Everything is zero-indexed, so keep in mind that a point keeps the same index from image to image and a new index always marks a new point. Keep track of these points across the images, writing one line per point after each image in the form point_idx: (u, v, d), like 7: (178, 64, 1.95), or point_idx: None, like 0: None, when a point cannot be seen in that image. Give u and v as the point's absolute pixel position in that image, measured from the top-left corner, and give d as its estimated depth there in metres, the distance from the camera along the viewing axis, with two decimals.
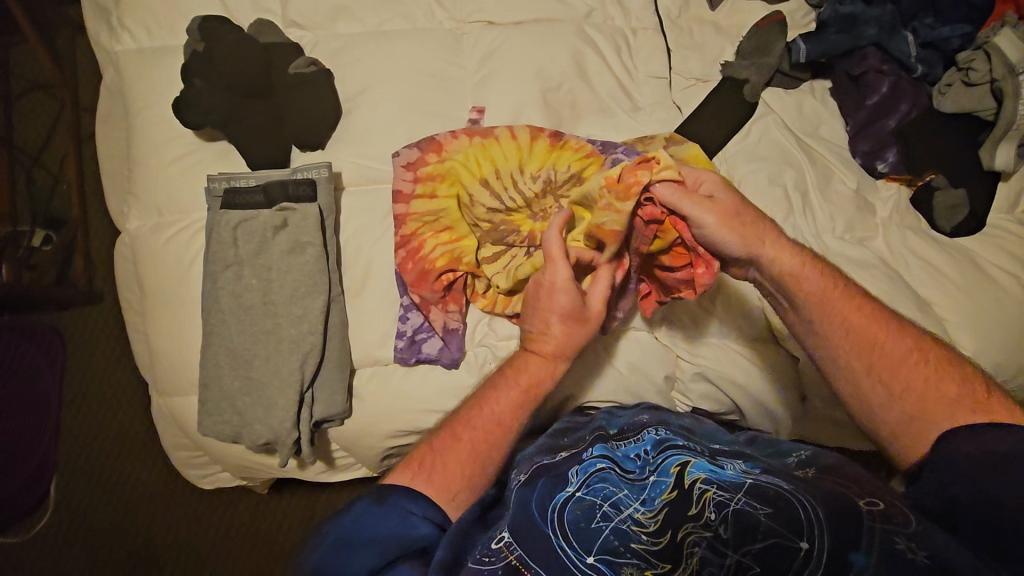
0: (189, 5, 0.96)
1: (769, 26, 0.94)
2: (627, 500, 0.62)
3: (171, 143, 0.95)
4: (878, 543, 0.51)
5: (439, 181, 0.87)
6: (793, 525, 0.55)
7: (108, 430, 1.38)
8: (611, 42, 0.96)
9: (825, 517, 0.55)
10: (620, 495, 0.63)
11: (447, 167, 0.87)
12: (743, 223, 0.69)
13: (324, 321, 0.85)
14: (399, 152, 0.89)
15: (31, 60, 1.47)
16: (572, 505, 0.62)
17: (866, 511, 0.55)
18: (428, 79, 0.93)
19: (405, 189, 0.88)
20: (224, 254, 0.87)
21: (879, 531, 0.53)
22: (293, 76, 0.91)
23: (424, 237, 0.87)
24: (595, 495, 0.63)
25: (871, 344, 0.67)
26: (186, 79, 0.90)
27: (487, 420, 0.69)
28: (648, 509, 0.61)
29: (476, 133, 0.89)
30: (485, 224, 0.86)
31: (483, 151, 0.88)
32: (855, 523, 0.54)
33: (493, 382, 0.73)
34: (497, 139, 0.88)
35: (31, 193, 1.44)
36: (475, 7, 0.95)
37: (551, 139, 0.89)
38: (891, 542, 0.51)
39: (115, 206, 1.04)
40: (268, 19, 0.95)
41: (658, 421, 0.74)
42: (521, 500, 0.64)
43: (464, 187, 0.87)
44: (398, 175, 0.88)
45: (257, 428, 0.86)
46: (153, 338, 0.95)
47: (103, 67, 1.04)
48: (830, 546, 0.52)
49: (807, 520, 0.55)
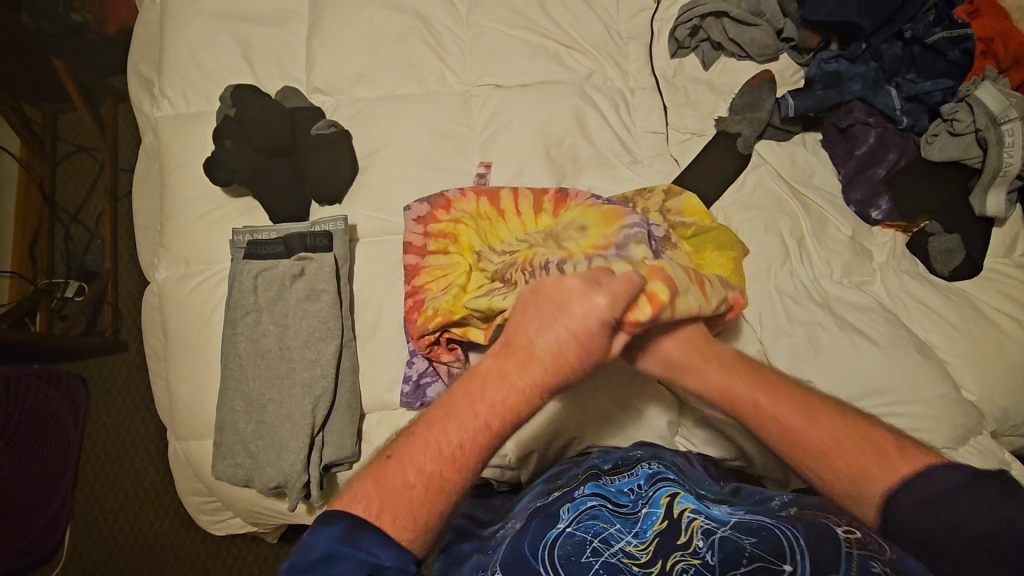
0: (223, 75, 1.05)
1: (759, 83, 1.00)
2: (618, 534, 0.64)
3: (202, 199, 1.02)
4: (855, 567, 0.52)
5: (451, 240, 0.89)
6: (777, 551, 0.56)
7: (124, 478, 1.40)
8: (611, 102, 1.03)
9: (807, 545, 0.56)
10: (611, 530, 0.64)
11: (450, 226, 0.90)
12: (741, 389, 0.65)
13: (336, 365, 0.89)
14: (409, 207, 0.92)
15: (76, 126, 1.59)
16: (562, 542, 0.63)
17: (844, 537, 0.57)
18: (437, 138, 1.00)
19: (416, 242, 0.90)
20: (245, 300, 0.92)
21: (856, 556, 0.54)
22: (315, 136, 0.98)
23: (431, 291, 0.87)
24: (585, 531, 0.64)
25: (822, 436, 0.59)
26: (218, 141, 0.99)
27: (469, 473, 0.57)
28: (640, 541, 0.63)
29: (484, 194, 0.92)
30: (494, 263, 0.87)
31: (498, 211, 0.91)
32: (835, 549, 0.55)
33: (465, 386, 0.60)
34: (503, 208, 0.91)
35: (66, 248, 1.53)
36: (483, 72, 1.03)
37: (556, 199, 0.90)
38: (867, 566, 0.52)
39: (146, 258, 1.10)
40: (295, 86, 1.04)
41: (652, 456, 0.76)
42: (513, 543, 0.65)
43: (474, 250, 0.89)
44: (408, 228, 0.91)
45: (269, 471, 0.88)
46: (174, 383, 0.99)
47: (144, 131, 1.13)
48: (813, 570, 0.54)
49: (790, 548, 0.56)
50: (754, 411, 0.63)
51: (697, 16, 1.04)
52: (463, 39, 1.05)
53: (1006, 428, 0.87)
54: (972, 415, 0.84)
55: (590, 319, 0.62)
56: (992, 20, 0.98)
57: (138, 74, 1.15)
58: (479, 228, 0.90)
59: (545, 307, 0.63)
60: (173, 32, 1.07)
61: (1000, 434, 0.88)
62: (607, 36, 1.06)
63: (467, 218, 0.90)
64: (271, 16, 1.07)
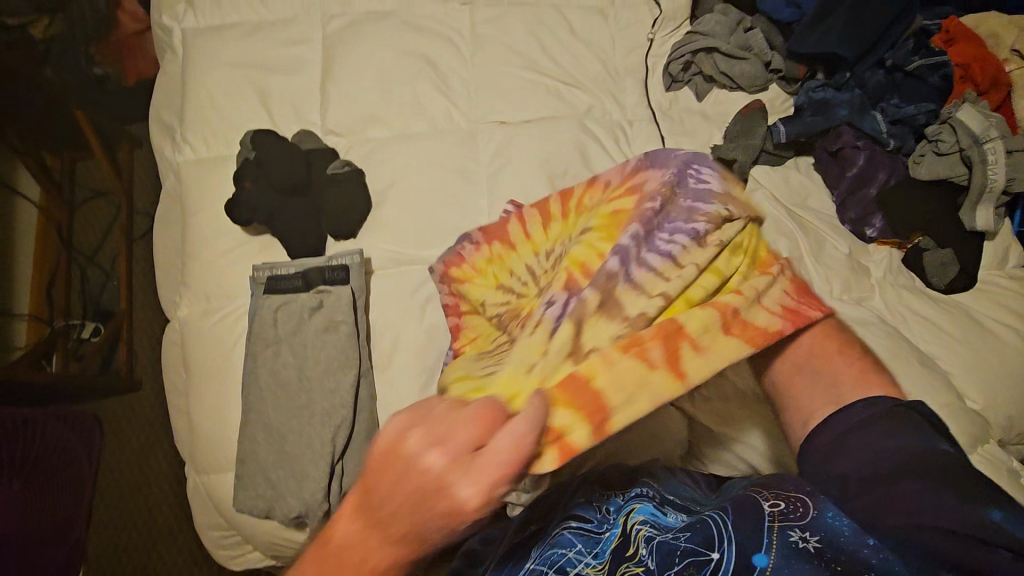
0: (242, 121, 1.11)
1: (751, 113, 1.05)
2: (577, 558, 0.67)
3: (222, 238, 1.06)
4: (776, 542, 0.57)
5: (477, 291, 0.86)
6: (707, 541, 0.60)
7: (138, 517, 1.42)
8: (610, 134, 1.08)
9: (733, 529, 0.60)
10: (570, 555, 0.68)
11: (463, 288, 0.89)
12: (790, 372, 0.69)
13: (354, 394, 0.92)
14: (432, 268, 0.94)
15: (94, 173, 1.66)
16: None
17: (768, 513, 0.60)
18: (447, 173, 1.04)
19: (451, 303, 0.91)
20: (266, 333, 0.96)
21: (775, 528, 0.58)
22: (330, 176, 1.03)
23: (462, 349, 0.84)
24: (545, 564, 0.68)
25: (811, 353, 0.70)
26: (238, 182, 1.03)
27: None
28: (597, 562, 0.66)
29: (496, 240, 0.88)
30: (495, 312, 0.82)
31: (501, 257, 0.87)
32: (757, 526, 0.59)
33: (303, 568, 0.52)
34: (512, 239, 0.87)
35: (84, 290, 1.57)
36: (488, 110, 1.09)
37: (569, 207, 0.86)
38: (787, 538, 0.57)
39: (167, 296, 1.14)
40: (310, 129, 1.10)
41: (622, 478, 0.78)
42: None
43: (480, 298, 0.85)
44: (439, 289, 0.93)
45: (289, 501, 0.90)
46: (195, 416, 1.01)
47: (164, 176, 1.19)
48: (737, 558, 0.57)
49: (718, 536, 0.60)
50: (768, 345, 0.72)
51: (689, 52, 1.10)
52: (468, 79, 1.11)
53: (1012, 437, 0.89)
54: (978, 424, 0.86)
55: (451, 519, 0.50)
56: (968, 46, 1.03)
57: (160, 122, 1.22)
58: (484, 284, 0.86)
59: (417, 484, 0.51)
60: (195, 81, 1.14)
61: (1006, 443, 0.89)
62: (604, 73, 1.12)
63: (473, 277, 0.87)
64: (287, 64, 1.14)
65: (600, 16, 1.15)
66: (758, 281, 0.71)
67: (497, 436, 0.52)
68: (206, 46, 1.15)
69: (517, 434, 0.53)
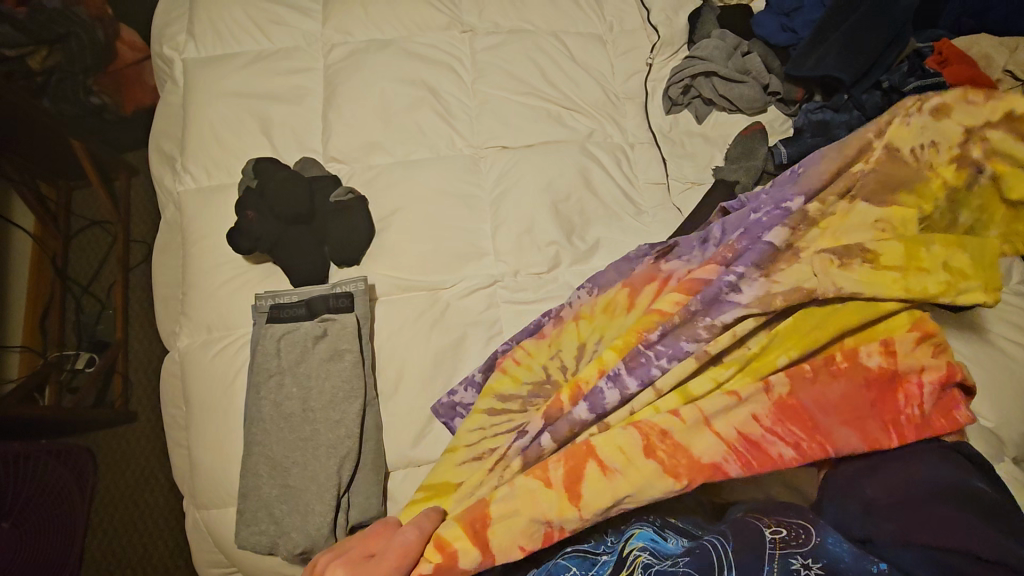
0: (244, 149, 1.11)
1: (751, 135, 1.07)
2: None
3: (223, 267, 1.05)
4: (778, 568, 0.59)
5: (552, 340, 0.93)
6: (707, 569, 0.60)
7: (132, 555, 1.38)
8: (611, 156, 1.09)
9: (734, 558, 0.61)
10: None
11: (532, 365, 0.92)
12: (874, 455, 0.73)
13: (360, 424, 0.90)
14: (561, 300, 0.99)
15: (90, 202, 1.65)
16: None
17: (770, 538, 0.62)
18: (449, 199, 1.04)
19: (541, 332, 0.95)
20: (268, 364, 0.94)
21: (778, 556, 0.60)
22: (333, 204, 1.03)
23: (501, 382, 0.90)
24: None
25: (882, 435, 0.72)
26: (241, 211, 1.02)
27: None
28: None
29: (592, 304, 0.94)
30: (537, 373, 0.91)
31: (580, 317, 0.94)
32: (757, 558, 0.60)
33: None
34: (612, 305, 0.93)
35: (78, 321, 1.54)
36: (491, 135, 1.09)
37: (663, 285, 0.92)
38: (789, 564, 0.59)
39: (167, 326, 1.13)
40: (312, 157, 1.10)
41: None
42: None
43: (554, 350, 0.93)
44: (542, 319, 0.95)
45: (293, 537, 0.87)
46: (195, 449, 0.99)
47: (165, 205, 1.18)
48: None
49: (718, 563, 0.61)
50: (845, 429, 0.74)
51: (688, 76, 1.12)
52: (470, 106, 1.12)
53: None
54: (992, 444, 0.85)
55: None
56: (961, 67, 1.02)
57: (161, 151, 1.22)
58: (564, 354, 0.92)
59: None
60: (196, 111, 1.13)
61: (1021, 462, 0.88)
62: (605, 98, 1.14)
63: (550, 341, 0.93)
64: (288, 92, 1.14)
65: (598, 44, 1.17)
66: (714, 404, 0.74)
67: (388, 544, 0.70)
68: (208, 76, 1.15)
69: (400, 541, 0.70)
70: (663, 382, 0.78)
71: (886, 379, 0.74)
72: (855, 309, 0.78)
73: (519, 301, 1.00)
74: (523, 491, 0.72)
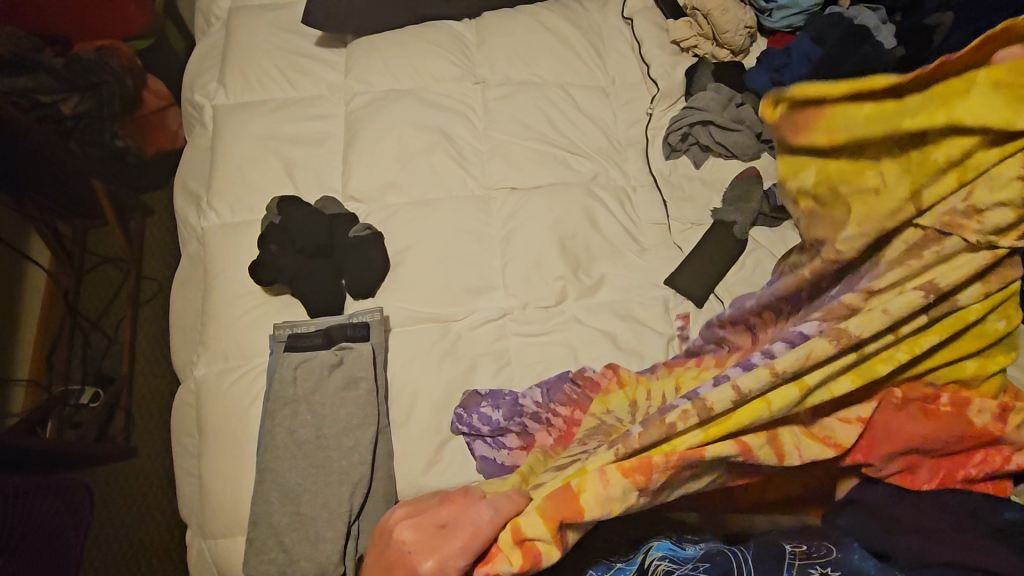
0: (266, 188, 1.17)
1: (747, 178, 1.16)
2: None
3: (243, 298, 1.09)
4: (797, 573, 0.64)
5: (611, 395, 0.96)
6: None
7: None
8: (615, 198, 1.16)
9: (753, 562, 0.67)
10: None
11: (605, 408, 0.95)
12: (919, 482, 0.76)
13: (372, 451, 0.93)
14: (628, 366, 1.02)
15: (107, 240, 1.67)
16: None
17: (790, 551, 0.67)
18: (460, 235, 1.10)
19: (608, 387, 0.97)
20: (284, 392, 0.96)
21: (798, 564, 0.65)
22: (352, 238, 1.08)
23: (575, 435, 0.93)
24: None
25: (940, 469, 0.76)
26: (263, 244, 1.07)
27: None
28: None
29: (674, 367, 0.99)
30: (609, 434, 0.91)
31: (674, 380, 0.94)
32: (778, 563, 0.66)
33: None
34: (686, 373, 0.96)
35: (85, 355, 1.55)
36: (501, 178, 1.16)
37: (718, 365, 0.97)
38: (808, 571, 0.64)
39: (183, 356, 1.16)
40: (331, 195, 1.16)
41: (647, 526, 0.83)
42: None
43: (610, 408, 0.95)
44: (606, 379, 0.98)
45: (303, 565, 0.88)
46: (207, 478, 1.00)
47: (188, 240, 1.24)
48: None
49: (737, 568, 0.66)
50: (912, 461, 0.76)
51: (687, 124, 1.20)
52: (481, 150, 1.19)
53: None
54: None
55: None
56: None
57: (186, 189, 1.28)
58: (617, 409, 0.94)
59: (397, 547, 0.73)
60: (223, 152, 1.20)
61: None
62: (608, 144, 1.22)
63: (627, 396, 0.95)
64: (310, 136, 1.21)
65: (601, 95, 1.26)
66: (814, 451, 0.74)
67: (462, 519, 0.73)
68: (236, 120, 1.23)
69: (479, 519, 0.71)
70: (780, 364, 0.71)
71: (981, 437, 0.76)
72: (993, 334, 0.77)
73: (528, 332, 1.03)
74: (623, 489, 0.69)
